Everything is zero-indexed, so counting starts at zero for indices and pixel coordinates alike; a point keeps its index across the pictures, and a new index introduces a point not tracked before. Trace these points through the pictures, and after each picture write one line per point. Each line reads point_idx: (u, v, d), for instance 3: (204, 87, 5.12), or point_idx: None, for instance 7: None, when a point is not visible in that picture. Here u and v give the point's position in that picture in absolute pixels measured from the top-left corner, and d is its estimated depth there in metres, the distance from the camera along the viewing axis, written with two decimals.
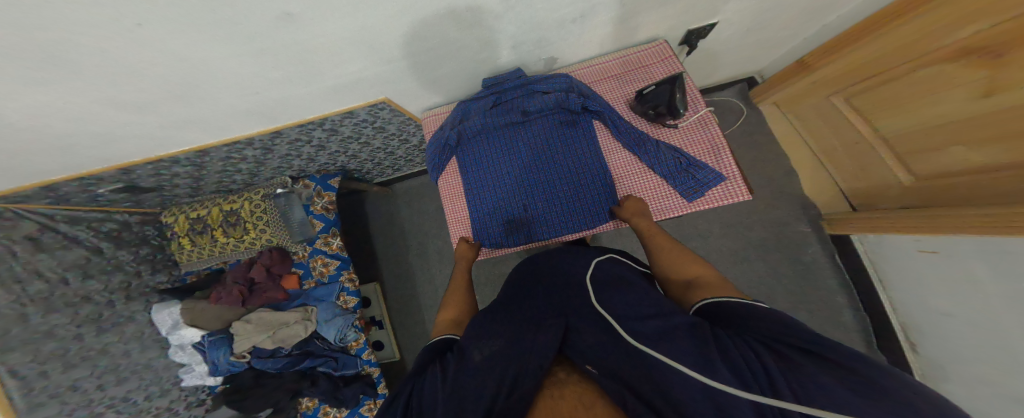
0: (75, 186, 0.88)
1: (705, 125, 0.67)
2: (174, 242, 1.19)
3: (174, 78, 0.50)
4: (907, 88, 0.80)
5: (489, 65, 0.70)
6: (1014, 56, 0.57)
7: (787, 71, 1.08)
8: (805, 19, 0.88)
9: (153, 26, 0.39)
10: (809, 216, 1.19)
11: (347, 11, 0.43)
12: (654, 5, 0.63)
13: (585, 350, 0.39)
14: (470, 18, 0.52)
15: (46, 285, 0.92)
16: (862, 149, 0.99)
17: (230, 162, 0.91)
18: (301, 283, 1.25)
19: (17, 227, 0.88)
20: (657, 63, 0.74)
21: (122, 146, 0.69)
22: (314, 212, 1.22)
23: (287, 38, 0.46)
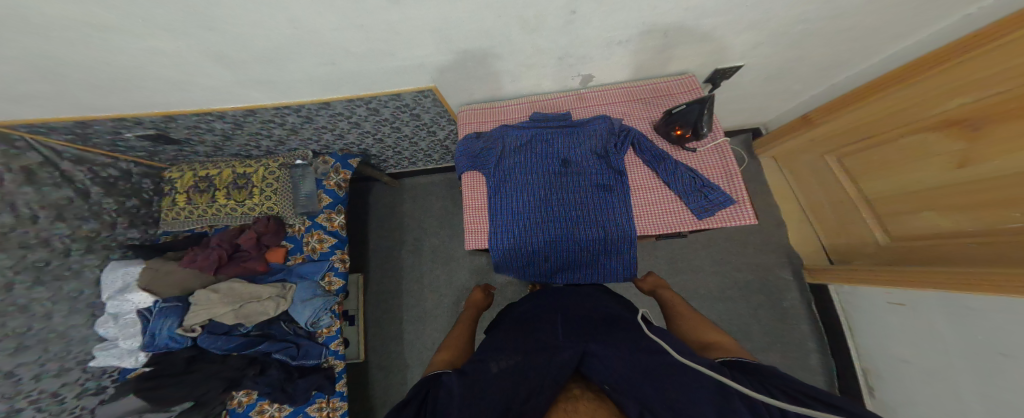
0: (110, 126, 0.87)
1: (721, 152, 0.75)
2: (168, 197, 1.18)
3: (275, 40, 0.54)
4: (894, 153, 0.90)
5: (534, 69, 0.77)
6: (988, 129, 0.68)
7: (789, 127, 1.20)
8: (809, 81, 0.98)
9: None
10: (792, 265, 1.28)
11: (446, 2, 0.47)
12: (689, 40, 0.72)
13: (604, 375, 0.45)
14: (537, 24, 0.58)
15: (15, 221, 0.89)
16: (846, 207, 1.09)
17: (267, 127, 0.94)
18: (286, 258, 1.23)
19: (21, 157, 0.88)
20: (682, 93, 0.82)
21: (174, 94, 0.71)
22: (326, 186, 1.25)
23: (386, 19, 0.50)
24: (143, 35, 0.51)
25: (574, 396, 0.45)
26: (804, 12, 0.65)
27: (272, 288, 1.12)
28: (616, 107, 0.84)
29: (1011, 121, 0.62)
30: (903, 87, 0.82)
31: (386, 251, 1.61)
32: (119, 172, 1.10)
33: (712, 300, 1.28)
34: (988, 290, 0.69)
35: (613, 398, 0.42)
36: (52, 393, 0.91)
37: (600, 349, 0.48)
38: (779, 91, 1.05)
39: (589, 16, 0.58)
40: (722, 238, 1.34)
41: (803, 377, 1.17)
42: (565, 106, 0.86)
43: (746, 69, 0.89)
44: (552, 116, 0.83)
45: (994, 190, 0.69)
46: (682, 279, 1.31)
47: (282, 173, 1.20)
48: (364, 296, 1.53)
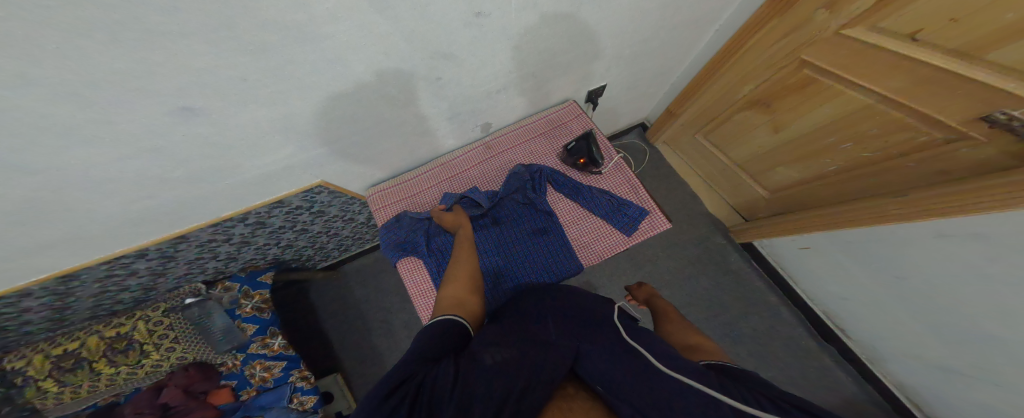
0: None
1: (621, 169, 0.81)
2: (27, 388, 0.83)
3: (57, 186, 0.44)
4: (734, 128, 1.12)
5: (426, 135, 0.78)
6: (777, 104, 0.90)
7: (660, 121, 1.40)
8: (659, 82, 1.18)
9: (41, 141, 0.37)
10: (721, 230, 1.40)
11: (272, 100, 0.47)
12: (557, 75, 0.82)
13: (597, 372, 0.39)
14: (404, 97, 0.60)
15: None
16: (729, 174, 1.28)
17: (112, 282, 0.75)
18: (236, 395, 1.01)
19: None
20: (573, 120, 0.90)
21: None
22: (242, 314, 1.02)
23: (209, 127, 0.46)
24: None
25: (567, 396, 0.38)
26: (627, 37, 0.79)
27: None
28: (523, 147, 0.87)
29: (791, 94, 0.84)
30: (712, 82, 1.04)
31: (351, 343, 1.36)
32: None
33: (677, 284, 1.33)
34: (854, 224, 0.85)
35: (608, 402, 0.35)
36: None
37: (593, 350, 0.43)
38: (644, 93, 1.23)
39: (454, 77, 0.62)
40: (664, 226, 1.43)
41: (784, 330, 1.24)
42: (473, 159, 0.86)
43: (610, 86, 1.03)
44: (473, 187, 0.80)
45: (810, 145, 0.89)
46: (645, 272, 1.35)
47: (175, 318, 0.96)
48: (350, 390, 1.28)
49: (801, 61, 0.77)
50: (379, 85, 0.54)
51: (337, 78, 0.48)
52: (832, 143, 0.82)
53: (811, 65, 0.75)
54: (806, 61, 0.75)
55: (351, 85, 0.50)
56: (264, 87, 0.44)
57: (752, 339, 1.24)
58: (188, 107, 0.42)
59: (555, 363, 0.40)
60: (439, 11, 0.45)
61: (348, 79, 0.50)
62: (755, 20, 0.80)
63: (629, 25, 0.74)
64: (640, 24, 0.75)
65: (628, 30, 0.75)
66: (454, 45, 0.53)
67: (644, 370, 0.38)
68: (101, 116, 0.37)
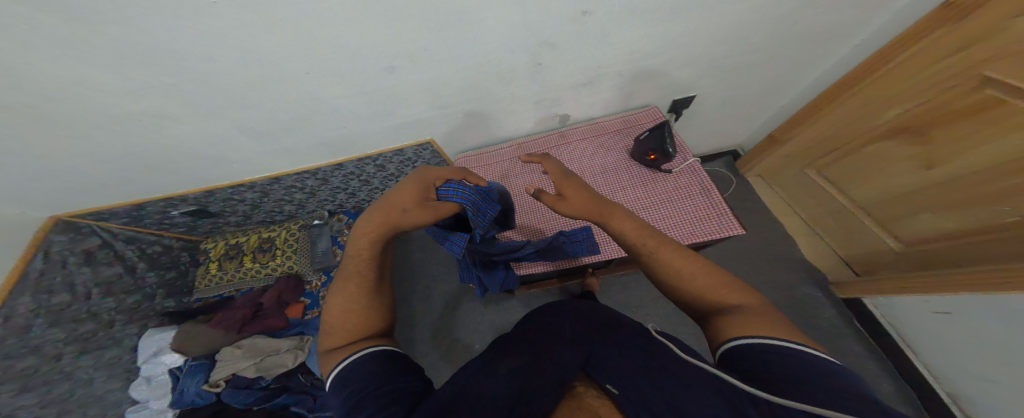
0: (160, 205, 1.01)
1: (694, 171, 0.79)
2: (202, 267, 1.28)
3: (285, 106, 0.68)
4: (864, 162, 0.99)
5: (516, 118, 0.88)
6: (938, 132, 0.79)
7: (759, 148, 1.30)
8: (762, 103, 1.10)
9: (315, 75, 0.60)
10: (814, 279, 1.20)
11: (431, 66, 0.62)
12: (646, 78, 0.84)
13: (609, 370, 0.37)
14: (508, 76, 0.70)
15: (70, 297, 0.95)
16: (845, 218, 1.12)
17: (291, 190, 1.05)
18: (304, 313, 1.23)
19: (83, 240, 0.99)
20: (652, 122, 0.90)
21: (211, 163, 0.85)
22: (340, 242, 1.30)
23: (382, 84, 0.65)
24: (186, 100, 0.62)
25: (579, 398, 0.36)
26: (729, 48, 0.78)
27: (291, 339, 1.12)
28: (595, 141, 0.91)
29: (963, 118, 0.73)
30: (838, 107, 0.96)
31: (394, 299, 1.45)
32: (162, 248, 1.19)
33: None
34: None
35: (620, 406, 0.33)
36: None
37: (608, 348, 0.40)
38: (742, 113, 1.15)
39: (552, 67, 0.70)
40: (734, 257, 1.29)
41: None
42: (546, 144, 0.94)
43: (701, 99, 1.00)
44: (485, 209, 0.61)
45: (980, 185, 0.75)
46: None
47: (302, 233, 1.30)
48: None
49: (984, 79, 0.68)
50: (495, 64, 0.65)
51: (466, 56, 0.61)
52: (1015, 183, 0.68)
53: (997, 85, 0.66)
54: (992, 78, 0.66)
55: (472, 63, 0.63)
56: (424, 55, 0.59)
57: None
58: (392, 67, 0.60)
59: (566, 358, 0.39)
60: (556, 6, 0.54)
61: (473, 57, 0.62)
62: (913, 32, 0.74)
63: (733, 36, 0.74)
64: (746, 33, 0.73)
65: (729, 38, 0.74)
66: (559, 38, 0.62)
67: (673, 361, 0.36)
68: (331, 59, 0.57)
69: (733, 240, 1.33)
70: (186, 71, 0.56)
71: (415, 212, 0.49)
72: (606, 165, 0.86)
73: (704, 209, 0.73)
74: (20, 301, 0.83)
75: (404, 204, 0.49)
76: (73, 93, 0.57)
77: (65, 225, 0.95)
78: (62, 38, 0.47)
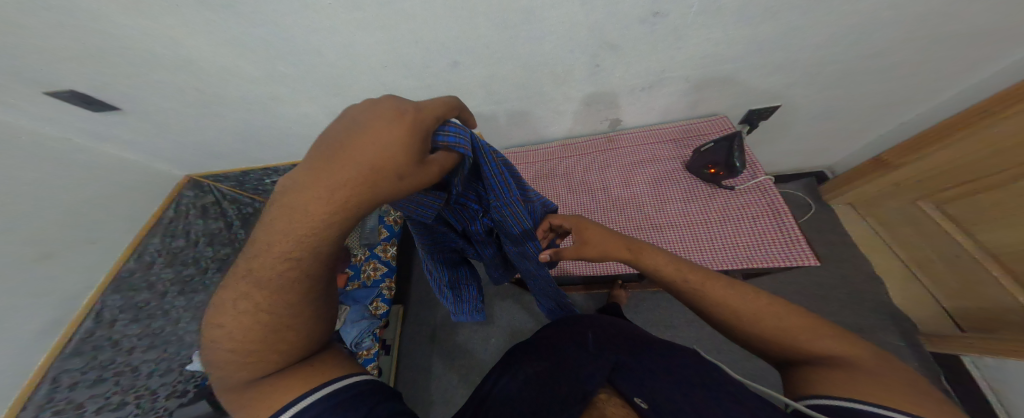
0: (258, 175, 1.22)
1: (763, 191, 0.71)
2: None
3: (354, 95, 0.75)
4: (1010, 199, 0.79)
5: (567, 118, 0.87)
6: None
7: (858, 169, 1.12)
8: (865, 118, 0.95)
9: (387, 68, 0.66)
10: (902, 329, 1.00)
11: (489, 62, 0.64)
12: (718, 84, 0.77)
13: (638, 382, 0.39)
14: (563, 76, 0.69)
15: (186, 244, 1.17)
16: (967, 264, 0.92)
17: None
18: (346, 284, 1.36)
19: (203, 197, 1.25)
20: (717, 133, 0.83)
21: (290, 139, 0.97)
22: (386, 222, 1.46)
23: (446, 79, 0.68)
24: (283, 82, 0.72)
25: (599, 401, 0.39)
26: (832, 53, 0.69)
27: None
28: (649, 148, 0.87)
29: None
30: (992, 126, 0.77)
31: (428, 280, 1.53)
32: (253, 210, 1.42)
33: None
34: None
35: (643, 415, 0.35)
36: (147, 391, 0.97)
37: (634, 363, 0.43)
38: (838, 129, 1.00)
39: (611, 69, 0.68)
40: (799, 291, 1.13)
41: None
42: (596, 147, 0.91)
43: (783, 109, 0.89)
44: (486, 167, 0.45)
45: None
46: None
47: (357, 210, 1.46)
48: (402, 327, 1.42)
49: None
50: (551, 63, 0.64)
51: (524, 54, 0.62)
52: None
53: None
54: None
55: (530, 61, 0.63)
56: (487, 49, 0.60)
57: None
58: (455, 62, 0.64)
59: (589, 373, 0.42)
60: (626, 7, 0.53)
61: (533, 54, 0.62)
62: None
63: (839, 40, 0.65)
64: (859, 35, 0.64)
65: (835, 41, 0.65)
66: (624, 39, 0.60)
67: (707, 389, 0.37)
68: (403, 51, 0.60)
69: (802, 273, 1.17)
70: (290, 58, 0.64)
71: (389, 188, 0.26)
72: (660, 174, 0.81)
73: (772, 232, 0.66)
74: (152, 240, 1.05)
75: (373, 176, 0.24)
76: (196, 65, 0.68)
77: (194, 184, 1.23)
78: (199, 25, 0.57)
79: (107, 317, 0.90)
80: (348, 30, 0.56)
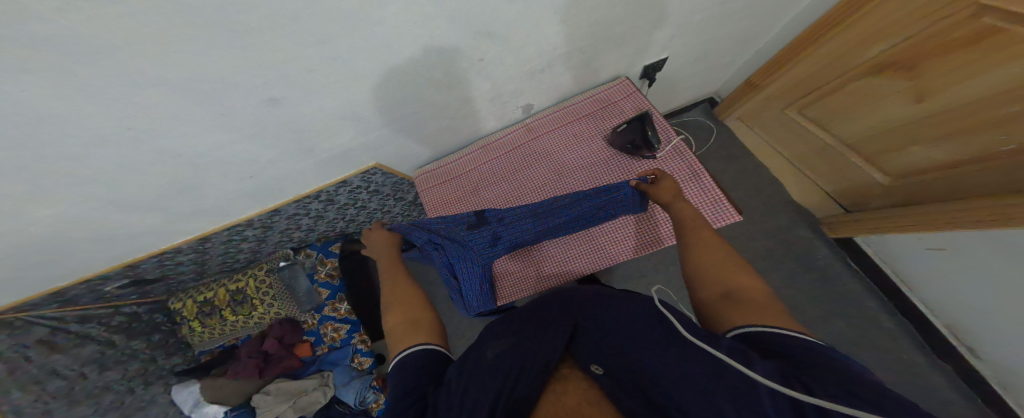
0: (86, 286, 0.76)
1: (680, 153, 0.71)
2: (184, 326, 1.08)
3: (173, 181, 0.52)
4: (846, 99, 0.89)
5: (471, 119, 0.75)
6: (923, 67, 0.69)
7: (741, 90, 1.18)
8: (740, 46, 0.99)
9: (187, 147, 0.45)
10: (807, 221, 1.16)
11: (330, 90, 0.45)
12: (610, 48, 0.72)
13: (592, 352, 0.44)
14: (447, 80, 0.55)
15: (67, 383, 0.84)
16: (830, 155, 1.04)
17: (232, 245, 0.87)
18: (314, 349, 1.16)
19: (30, 333, 0.76)
20: (624, 99, 0.80)
21: (122, 250, 0.67)
22: (319, 280, 1.13)
23: (279, 118, 0.47)
24: (29, 211, 0.45)
25: (563, 377, 0.42)
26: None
27: (313, 379, 1.07)
28: (565, 129, 0.81)
29: (941, 56, 0.65)
30: (822, 43, 0.84)
31: None
32: (127, 317, 0.96)
33: None
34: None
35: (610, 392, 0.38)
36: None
37: (591, 328, 0.47)
38: (714, 63, 1.06)
39: (497, 58, 0.56)
40: None
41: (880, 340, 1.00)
42: (514, 140, 0.83)
43: (674, 57, 0.90)
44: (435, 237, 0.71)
45: (967, 116, 0.67)
46: None
47: (275, 277, 1.09)
48: None
49: (980, 8, 0.56)
50: (421, 70, 0.49)
51: (377, 62, 0.44)
52: (1012, 114, 0.60)
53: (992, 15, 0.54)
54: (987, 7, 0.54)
55: (385, 76, 0.47)
56: (320, 78, 0.42)
57: (840, 347, 1.02)
58: (273, 98, 0.42)
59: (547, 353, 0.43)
60: None
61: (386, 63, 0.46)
62: None
63: None
64: None
65: None
66: (494, 20, 0.47)
67: (684, 358, 0.36)
68: (189, 109, 0.39)
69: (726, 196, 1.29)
70: (31, 179, 0.40)
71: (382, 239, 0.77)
72: (584, 158, 0.77)
73: (699, 196, 0.68)
74: (11, 399, 0.74)
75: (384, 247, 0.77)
76: None
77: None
78: None
79: None
80: (74, 121, 0.34)
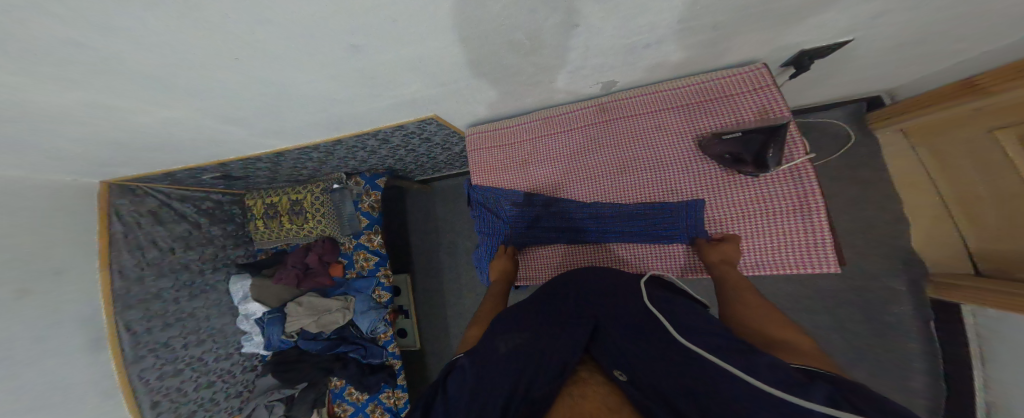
0: (187, 173, 0.91)
1: (799, 179, 0.59)
2: (252, 222, 1.32)
3: (255, 108, 0.55)
4: None
5: (542, 87, 0.67)
6: None
7: (933, 94, 0.83)
8: (911, 63, 0.74)
9: (267, 81, 0.46)
10: (909, 273, 0.98)
11: (406, 43, 0.41)
12: (755, 30, 0.53)
13: (613, 353, 0.42)
14: (531, 45, 0.49)
15: (160, 254, 1.07)
16: (1014, 207, 0.72)
17: (301, 161, 0.95)
18: (345, 272, 1.29)
19: (144, 202, 1.03)
20: (744, 95, 0.64)
21: (212, 151, 0.75)
22: (361, 208, 1.22)
23: (355, 65, 0.45)
24: (146, 113, 0.51)
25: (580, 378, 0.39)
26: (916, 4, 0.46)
27: (337, 301, 1.23)
28: (650, 118, 0.69)
29: None
30: None
31: (430, 247, 1.51)
32: (214, 203, 1.23)
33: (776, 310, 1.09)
34: None
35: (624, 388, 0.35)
36: (227, 371, 1.21)
37: (613, 329, 0.46)
38: (897, 68, 0.78)
39: (597, 27, 0.46)
40: None
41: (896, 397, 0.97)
42: (587, 118, 0.74)
43: (856, 45, 0.61)
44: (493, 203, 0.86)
45: None
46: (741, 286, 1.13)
47: (326, 197, 1.23)
48: (415, 292, 1.50)
49: None
50: (510, 33, 0.43)
51: (468, 21, 0.39)
52: None
53: None
54: None
55: (467, 36, 0.42)
56: (398, 31, 0.38)
57: None
58: (354, 44, 0.39)
59: (570, 344, 0.44)
60: None
61: (474, 24, 0.40)
62: None
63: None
64: None
65: None
66: None
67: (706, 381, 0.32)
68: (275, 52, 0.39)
69: None
70: (149, 91, 0.44)
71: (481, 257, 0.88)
72: (660, 158, 0.69)
73: (795, 232, 0.60)
74: (121, 256, 0.99)
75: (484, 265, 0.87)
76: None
77: (120, 189, 0.97)
78: None
79: (139, 328, 1.00)
80: (168, 48, 0.35)
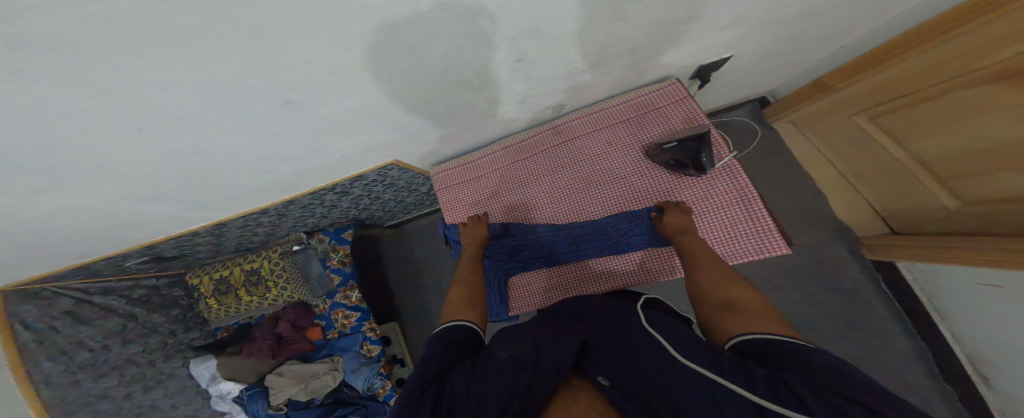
0: (108, 260, 0.79)
1: (732, 173, 0.65)
2: (201, 302, 1.13)
3: (191, 177, 0.50)
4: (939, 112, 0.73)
5: (496, 119, 0.69)
6: None
7: (804, 91, 0.99)
8: (798, 61, 0.88)
9: (201, 146, 0.43)
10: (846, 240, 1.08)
11: (358, 91, 0.41)
12: (665, 50, 0.61)
13: (599, 362, 0.40)
14: (480, 82, 0.51)
15: (93, 355, 0.89)
16: (895, 171, 0.90)
17: (249, 228, 0.86)
18: (325, 333, 1.18)
19: (53, 305, 0.83)
20: (671, 105, 0.71)
21: (142, 233, 0.67)
22: (331, 266, 1.13)
23: (304, 118, 0.44)
24: (51, 202, 0.44)
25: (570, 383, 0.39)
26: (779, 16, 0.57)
27: (325, 363, 1.10)
28: (598, 136, 0.74)
29: None
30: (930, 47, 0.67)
31: (408, 295, 1.41)
32: (149, 289, 1.03)
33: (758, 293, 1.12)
34: None
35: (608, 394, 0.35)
36: None
37: (601, 337, 0.44)
38: (781, 66, 0.88)
39: (537, 60, 0.50)
40: None
41: (886, 358, 1.00)
42: (543, 143, 0.77)
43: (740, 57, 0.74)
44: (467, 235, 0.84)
45: None
46: None
47: (288, 261, 1.10)
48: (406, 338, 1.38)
49: None
50: (459, 72, 0.45)
51: (415, 65, 0.40)
52: None
53: None
54: None
55: (416, 79, 0.43)
56: (343, 81, 0.38)
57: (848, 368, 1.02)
58: (288, 101, 0.39)
59: (561, 348, 0.42)
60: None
61: (422, 69, 0.42)
62: None
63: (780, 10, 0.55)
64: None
65: None
66: (545, 23, 0.41)
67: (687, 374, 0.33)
68: (204, 112, 0.36)
69: None
70: (53, 177, 0.39)
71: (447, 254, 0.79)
72: (612, 171, 0.72)
73: (744, 221, 0.64)
74: (43, 366, 0.79)
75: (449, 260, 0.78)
76: None
77: (20, 295, 0.77)
78: None
79: None
80: (72, 124, 0.31)
